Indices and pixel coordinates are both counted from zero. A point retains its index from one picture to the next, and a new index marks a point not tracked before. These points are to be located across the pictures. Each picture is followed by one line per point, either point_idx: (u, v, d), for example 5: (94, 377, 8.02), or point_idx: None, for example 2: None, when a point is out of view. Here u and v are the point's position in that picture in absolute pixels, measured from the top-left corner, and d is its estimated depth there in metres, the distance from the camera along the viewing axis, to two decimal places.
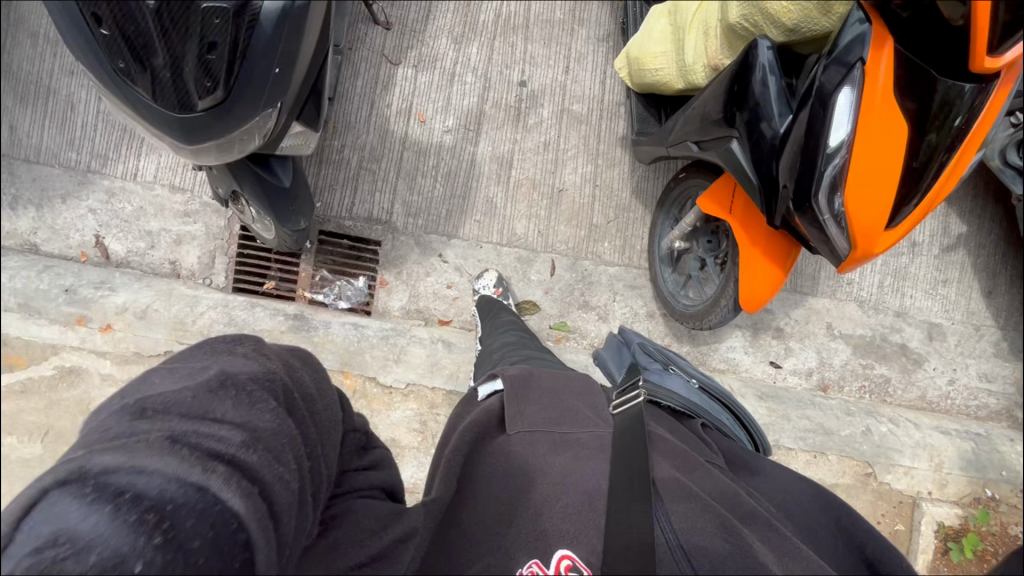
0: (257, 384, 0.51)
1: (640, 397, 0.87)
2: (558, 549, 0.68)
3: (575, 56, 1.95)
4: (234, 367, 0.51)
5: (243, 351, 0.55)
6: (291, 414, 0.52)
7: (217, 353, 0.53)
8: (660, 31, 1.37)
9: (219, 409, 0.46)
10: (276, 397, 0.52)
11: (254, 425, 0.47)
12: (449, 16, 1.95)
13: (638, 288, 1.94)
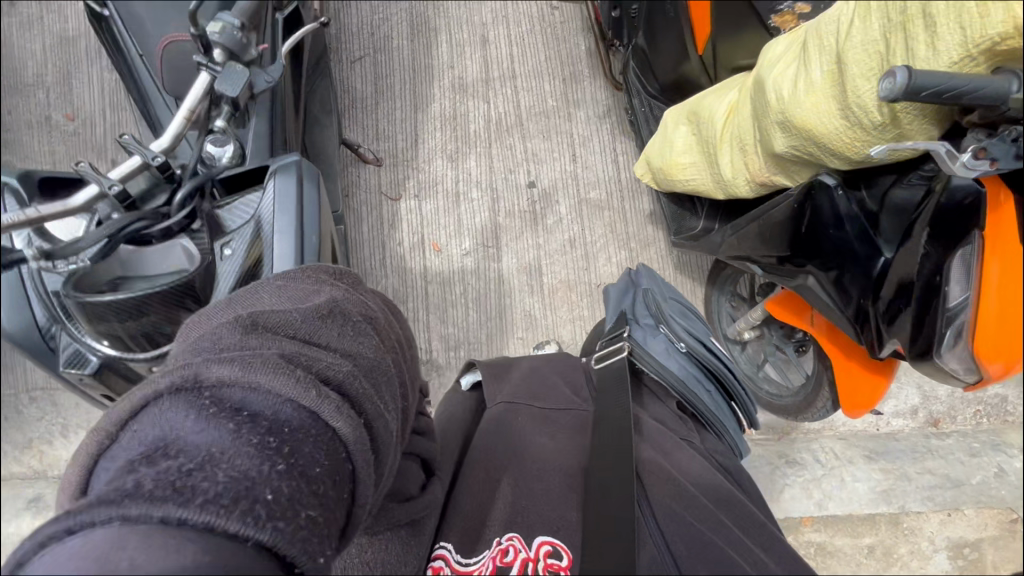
0: (357, 360, 0.49)
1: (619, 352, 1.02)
2: (541, 534, 0.72)
3: (579, 141, 1.81)
4: (340, 335, 0.50)
5: (351, 309, 0.54)
6: (387, 390, 0.50)
7: (326, 298, 0.54)
8: (683, 141, 1.22)
9: (327, 357, 0.46)
10: (371, 376, 0.49)
11: (343, 426, 0.42)
12: (439, 134, 1.81)
13: None
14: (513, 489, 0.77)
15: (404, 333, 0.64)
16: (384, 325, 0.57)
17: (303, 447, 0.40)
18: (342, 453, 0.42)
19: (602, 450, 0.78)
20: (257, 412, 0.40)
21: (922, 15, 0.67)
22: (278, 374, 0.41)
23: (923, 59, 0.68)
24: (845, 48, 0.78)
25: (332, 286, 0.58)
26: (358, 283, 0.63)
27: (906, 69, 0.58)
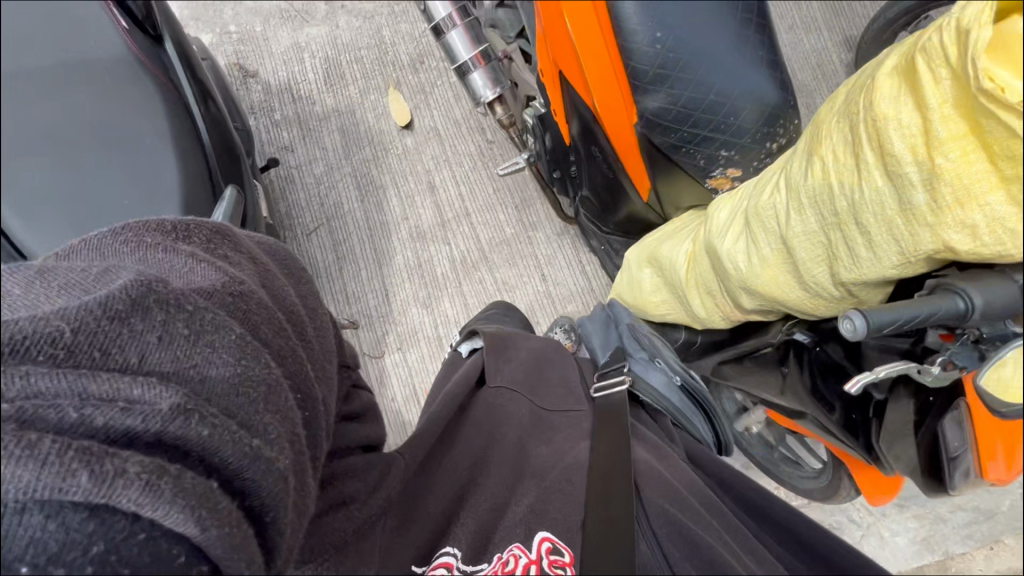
0: (189, 381, 0.41)
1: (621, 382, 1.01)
2: (539, 532, 0.72)
3: (545, 260, 1.84)
4: (160, 341, 0.41)
5: (178, 290, 0.44)
6: (266, 406, 0.44)
7: (130, 277, 0.43)
8: (651, 281, 1.27)
9: (125, 391, 0.37)
10: (218, 400, 0.41)
11: (173, 513, 0.35)
12: (408, 284, 1.81)
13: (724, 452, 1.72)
14: (495, 482, 0.78)
15: (287, 298, 0.57)
16: (248, 304, 0.49)
17: (120, 546, 0.36)
18: (180, 553, 0.37)
19: (604, 457, 0.80)
20: (8, 497, 0.33)
21: (854, 221, 0.72)
22: (21, 461, 0.32)
23: (867, 260, 0.72)
24: (789, 236, 0.83)
25: (165, 254, 0.51)
26: (219, 238, 0.57)
27: (855, 311, 0.64)
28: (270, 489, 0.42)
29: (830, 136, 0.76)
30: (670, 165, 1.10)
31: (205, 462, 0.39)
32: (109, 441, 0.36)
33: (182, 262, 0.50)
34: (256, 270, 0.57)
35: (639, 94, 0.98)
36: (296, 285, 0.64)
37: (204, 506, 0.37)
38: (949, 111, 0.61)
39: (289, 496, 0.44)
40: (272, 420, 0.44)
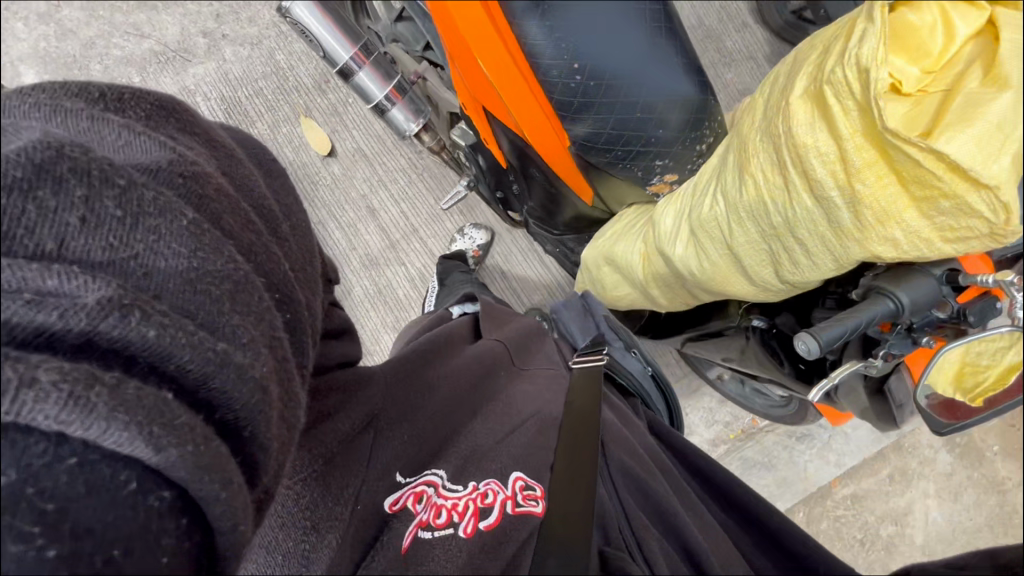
0: (127, 276, 0.32)
1: (599, 361, 1.01)
2: (513, 472, 0.70)
3: (502, 258, 1.85)
4: (85, 222, 0.31)
5: (105, 159, 0.34)
6: (235, 305, 0.36)
7: (32, 136, 0.33)
8: (610, 276, 1.32)
9: (34, 280, 0.29)
10: (168, 298, 0.33)
11: (118, 430, 0.29)
12: (373, 313, 1.78)
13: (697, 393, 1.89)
14: (482, 419, 0.76)
15: (258, 189, 0.47)
16: (202, 188, 0.39)
17: (48, 473, 0.28)
18: (131, 479, 0.31)
19: (584, 413, 0.84)
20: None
21: (791, 234, 0.78)
22: None
23: (807, 264, 0.80)
24: (734, 244, 0.88)
25: (86, 116, 0.37)
26: (165, 114, 0.43)
27: (808, 333, 0.71)
28: (245, 401, 0.35)
29: (756, 155, 0.80)
30: (603, 173, 1.12)
31: (159, 371, 0.32)
32: (20, 343, 0.28)
33: (107, 121, 0.37)
34: (210, 150, 0.45)
35: (570, 120, 0.98)
36: (267, 179, 0.52)
37: (152, 419, 0.30)
38: (860, 140, 0.66)
39: (273, 410, 0.38)
40: (243, 322, 0.36)
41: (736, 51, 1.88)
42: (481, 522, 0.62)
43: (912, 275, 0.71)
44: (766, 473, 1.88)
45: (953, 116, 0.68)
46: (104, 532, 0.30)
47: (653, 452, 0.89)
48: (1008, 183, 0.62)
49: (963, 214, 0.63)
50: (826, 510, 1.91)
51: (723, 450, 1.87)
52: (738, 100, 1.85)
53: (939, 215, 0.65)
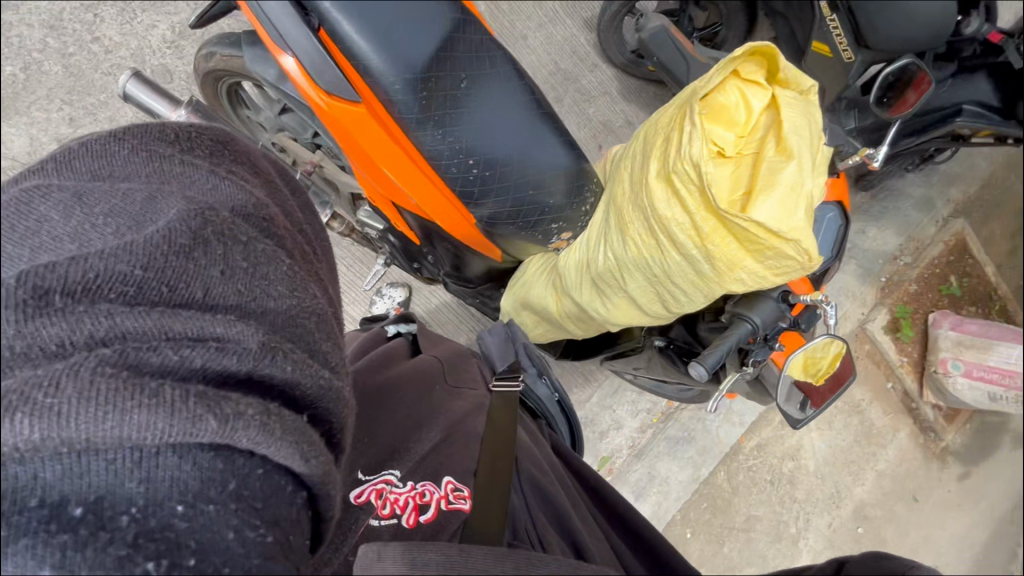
0: (253, 313, 0.45)
1: (517, 387, 0.96)
2: (444, 476, 0.77)
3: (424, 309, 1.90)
4: (224, 275, 0.44)
5: (228, 223, 0.47)
6: (320, 331, 0.49)
7: (176, 206, 0.46)
8: (529, 320, 1.47)
9: (211, 332, 0.41)
10: (284, 331, 0.46)
11: (281, 449, 0.40)
12: None
13: (619, 390, 2.12)
14: (426, 429, 0.82)
15: (297, 217, 0.59)
16: (277, 230, 0.52)
17: (247, 482, 0.40)
18: (288, 484, 0.43)
19: (503, 429, 0.84)
20: (145, 444, 0.37)
21: (669, 281, 0.98)
22: (152, 407, 0.36)
23: (686, 300, 1.00)
24: (629, 291, 1.07)
25: (179, 166, 0.50)
26: (220, 148, 0.55)
27: (696, 361, 0.91)
28: (339, 415, 0.48)
29: (632, 223, 0.98)
30: (504, 240, 1.25)
31: (288, 395, 0.43)
32: (206, 378, 0.40)
33: (205, 176, 0.50)
34: (266, 187, 0.57)
35: (474, 204, 1.11)
36: (292, 194, 0.61)
37: (303, 442, 0.42)
38: (704, 214, 0.87)
39: (350, 419, 0.50)
40: (329, 350, 0.49)
41: (592, 88, 2.12)
42: (421, 516, 0.70)
43: (759, 302, 0.96)
44: (687, 445, 2.18)
45: (762, 182, 0.91)
46: (285, 525, 0.42)
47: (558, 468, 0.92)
48: (806, 230, 0.87)
49: (783, 258, 0.86)
50: (740, 463, 2.27)
51: (650, 434, 2.14)
52: (601, 135, 2.12)
53: (767, 260, 0.87)
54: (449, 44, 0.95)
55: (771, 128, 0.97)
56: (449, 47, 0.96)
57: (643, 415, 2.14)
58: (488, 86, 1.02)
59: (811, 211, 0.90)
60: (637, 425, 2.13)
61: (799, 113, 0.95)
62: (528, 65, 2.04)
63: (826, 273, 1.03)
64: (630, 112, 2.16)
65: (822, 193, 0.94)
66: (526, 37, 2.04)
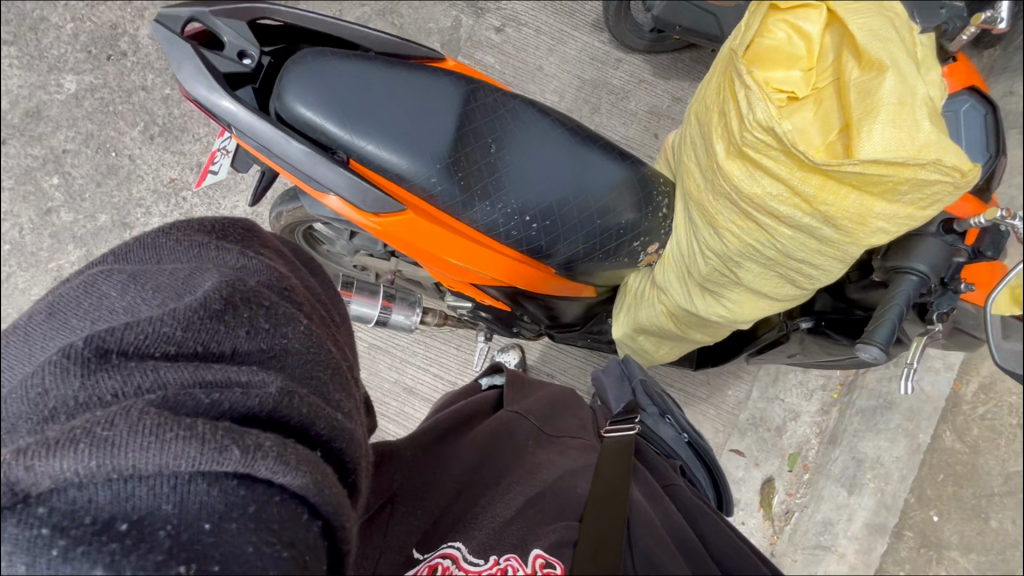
0: (274, 364, 0.43)
1: (632, 429, 0.86)
2: (534, 548, 0.60)
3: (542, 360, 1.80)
4: (249, 334, 0.43)
5: (254, 289, 0.46)
6: (336, 384, 0.46)
7: (211, 278, 0.46)
8: (646, 340, 1.34)
9: (235, 377, 0.40)
10: (302, 379, 0.43)
11: (297, 480, 0.37)
12: None
13: (781, 375, 1.86)
14: (514, 476, 0.70)
15: (317, 289, 0.57)
16: (300, 297, 0.50)
17: (266, 506, 0.37)
18: (303, 512, 0.38)
19: (612, 487, 0.68)
20: (181, 469, 0.35)
21: (790, 261, 0.84)
22: (185, 438, 0.35)
23: (820, 271, 0.85)
24: (747, 284, 0.92)
25: (215, 248, 0.49)
26: (251, 235, 0.54)
27: (865, 341, 0.75)
28: (355, 457, 0.43)
29: (721, 212, 0.85)
30: (589, 279, 1.17)
31: (304, 439, 0.41)
32: (228, 417, 0.38)
33: (236, 257, 0.49)
34: (288, 264, 0.55)
35: (547, 257, 1.06)
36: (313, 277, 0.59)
37: (318, 472, 0.38)
38: (801, 174, 0.73)
39: (364, 463, 0.46)
40: (344, 397, 0.45)
41: (625, 83, 2.01)
42: None
43: (918, 244, 0.78)
44: (890, 413, 1.83)
45: (858, 111, 0.74)
46: (302, 548, 0.38)
47: (676, 529, 0.69)
48: (941, 142, 0.70)
49: (924, 187, 0.70)
50: (967, 414, 1.88)
51: (837, 414, 1.83)
52: (652, 123, 1.99)
53: (904, 197, 0.71)
54: (466, 117, 0.98)
55: (842, 46, 0.81)
56: (467, 120, 0.98)
57: (818, 394, 1.85)
58: (517, 139, 1.00)
59: (937, 114, 0.73)
60: (816, 407, 1.84)
61: (873, 14, 0.78)
62: (554, 92, 2.00)
63: (994, 175, 0.81)
64: (674, 88, 2.01)
65: (941, 91, 0.76)
66: (542, 67, 2.01)
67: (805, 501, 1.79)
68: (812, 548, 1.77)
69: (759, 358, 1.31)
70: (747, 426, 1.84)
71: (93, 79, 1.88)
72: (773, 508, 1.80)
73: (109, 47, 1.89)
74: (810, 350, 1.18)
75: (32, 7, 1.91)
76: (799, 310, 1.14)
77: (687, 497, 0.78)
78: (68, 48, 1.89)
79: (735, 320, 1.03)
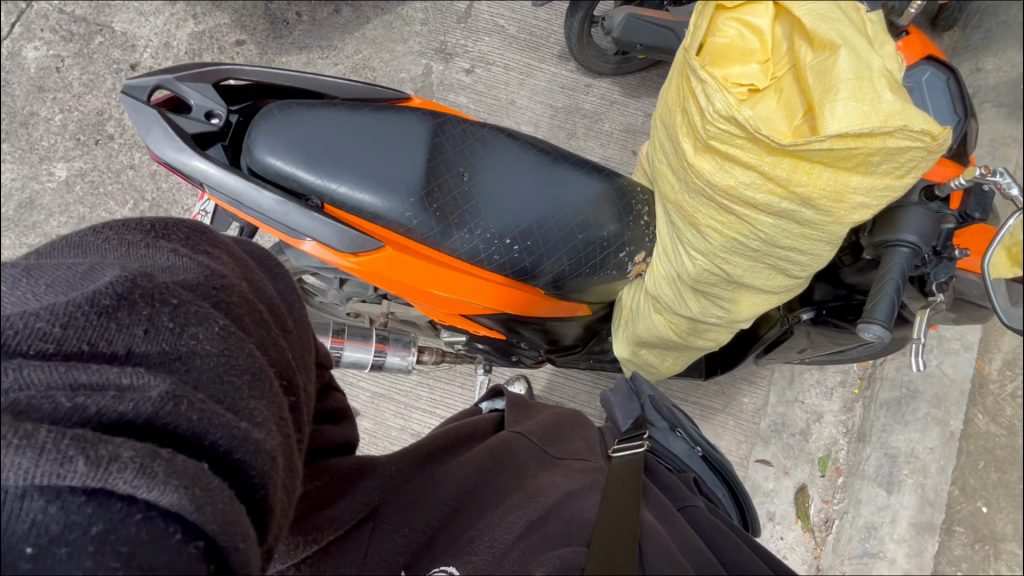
0: (174, 368, 0.40)
1: (641, 446, 0.81)
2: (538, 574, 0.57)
3: (549, 389, 1.75)
4: (147, 333, 0.40)
5: (165, 286, 0.43)
6: (252, 391, 0.43)
7: (111, 273, 0.42)
8: (649, 354, 1.30)
9: (114, 379, 0.36)
10: (203, 386, 0.41)
11: (168, 497, 0.34)
12: None
13: (794, 376, 1.80)
14: (514, 499, 0.66)
15: (270, 292, 0.54)
16: (229, 299, 0.47)
17: (118, 524, 0.34)
18: (175, 532, 0.35)
19: (620, 511, 0.64)
20: (9, 483, 0.32)
21: (777, 249, 0.82)
22: (19, 449, 0.32)
23: (809, 256, 0.83)
24: (738, 276, 0.89)
25: (144, 247, 0.48)
26: (198, 235, 0.53)
27: (866, 319, 0.71)
28: (264, 469, 0.41)
29: (699, 211, 0.84)
30: (582, 297, 1.15)
31: (194, 448, 0.38)
32: (96, 424, 0.35)
33: (165, 256, 0.47)
34: (238, 266, 0.53)
35: (533, 277, 1.04)
36: (271, 280, 0.57)
37: (195, 486, 0.35)
38: (771, 159, 0.72)
39: (281, 473, 0.43)
40: (259, 406, 0.43)
41: (598, 106, 2.05)
42: None
43: (901, 214, 0.76)
44: (915, 402, 1.75)
45: (818, 89, 0.74)
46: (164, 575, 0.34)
47: (694, 553, 0.63)
48: (905, 110, 0.69)
49: (897, 155, 0.69)
50: (997, 394, 1.82)
51: (861, 409, 1.77)
52: (629, 141, 2.03)
53: (878, 167, 0.70)
54: (436, 149, 0.99)
55: (793, 33, 0.81)
56: (436, 152, 0.99)
57: (835, 391, 1.79)
58: (486, 164, 1.01)
59: (897, 85, 0.72)
60: (837, 405, 1.78)
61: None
62: (529, 123, 2.04)
63: (966, 138, 0.81)
64: (645, 105, 2.05)
65: (897, 62, 0.76)
66: (515, 100, 2.06)
67: (843, 507, 1.71)
68: (859, 557, 1.66)
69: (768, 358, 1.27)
70: (770, 433, 1.77)
71: (82, 163, 1.94)
72: (811, 518, 1.70)
73: (97, 133, 1.96)
74: (819, 343, 1.14)
75: (22, 103, 1.98)
76: (797, 302, 1.12)
77: (705, 517, 0.72)
78: (57, 138, 1.96)
79: (731, 319, 1.01)
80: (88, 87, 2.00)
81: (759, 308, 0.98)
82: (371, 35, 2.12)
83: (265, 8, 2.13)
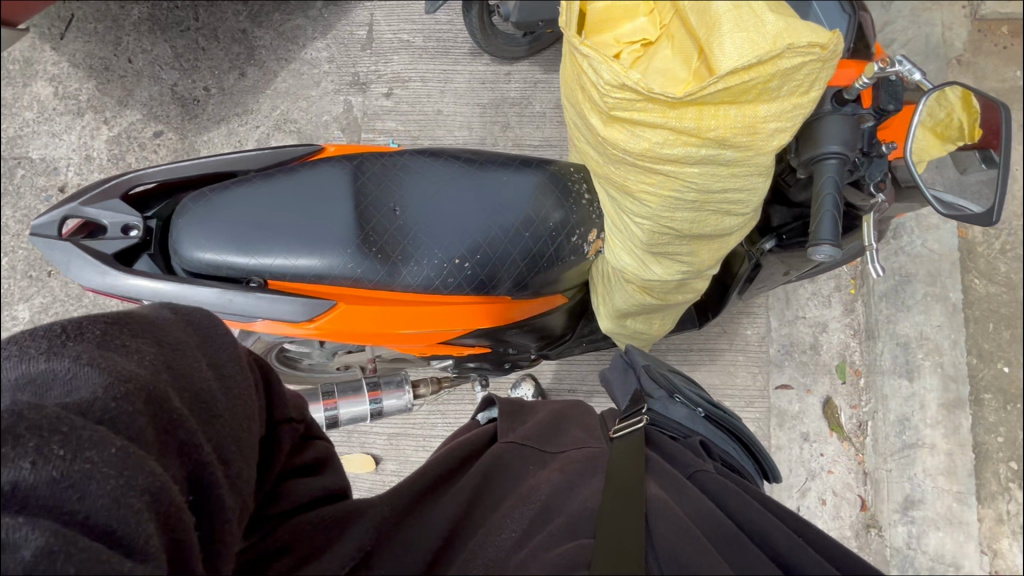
0: (64, 501, 0.38)
1: (640, 422, 0.80)
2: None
3: (555, 376, 1.75)
4: (36, 466, 0.38)
5: (59, 411, 0.40)
6: (148, 517, 0.40)
7: (1, 402, 0.40)
8: (637, 323, 1.29)
9: None
10: (91, 521, 0.39)
11: None
12: None
13: (788, 294, 1.79)
14: (513, 512, 0.66)
15: (202, 376, 0.50)
16: (135, 409, 0.43)
17: None
18: None
19: (623, 491, 0.64)
20: None
21: (713, 196, 0.81)
22: None
23: (746, 192, 0.82)
24: (687, 230, 0.88)
25: (43, 356, 0.44)
26: (119, 326, 0.47)
27: (815, 242, 0.71)
28: None
29: (627, 177, 0.82)
30: (554, 290, 1.12)
31: None
32: None
33: (63, 366, 0.43)
34: (162, 351, 0.48)
35: (494, 287, 1.02)
36: (210, 354, 0.52)
37: None
38: (676, 113, 0.70)
39: None
40: (155, 532, 0.41)
41: (523, 91, 2.03)
42: None
43: (823, 124, 0.75)
44: (911, 285, 1.75)
45: (703, 31, 0.73)
46: None
47: (707, 517, 0.64)
48: (789, 27, 0.68)
49: (793, 75, 0.68)
50: (988, 255, 1.82)
51: (863, 307, 1.75)
52: (563, 116, 2.01)
53: (780, 91, 0.69)
54: (360, 192, 0.97)
55: None
56: (361, 194, 0.97)
57: (833, 296, 1.77)
58: (415, 190, 1.00)
59: (776, 7, 0.72)
60: (839, 309, 1.76)
61: None
62: (462, 127, 2.02)
63: (863, 29, 0.82)
64: None
65: None
66: (441, 110, 2.04)
67: (872, 407, 1.69)
68: (900, 450, 1.66)
69: (756, 288, 1.25)
70: (782, 357, 1.76)
71: (42, 298, 1.93)
72: (844, 427, 1.70)
73: (46, 264, 1.95)
74: (797, 262, 1.11)
75: None
76: (758, 234, 1.10)
77: (712, 481, 0.72)
78: (10, 282, 1.94)
79: (694, 271, 0.99)
80: (25, 223, 1.98)
81: (715, 255, 0.97)
82: (283, 88, 2.09)
83: (172, 92, 2.09)
